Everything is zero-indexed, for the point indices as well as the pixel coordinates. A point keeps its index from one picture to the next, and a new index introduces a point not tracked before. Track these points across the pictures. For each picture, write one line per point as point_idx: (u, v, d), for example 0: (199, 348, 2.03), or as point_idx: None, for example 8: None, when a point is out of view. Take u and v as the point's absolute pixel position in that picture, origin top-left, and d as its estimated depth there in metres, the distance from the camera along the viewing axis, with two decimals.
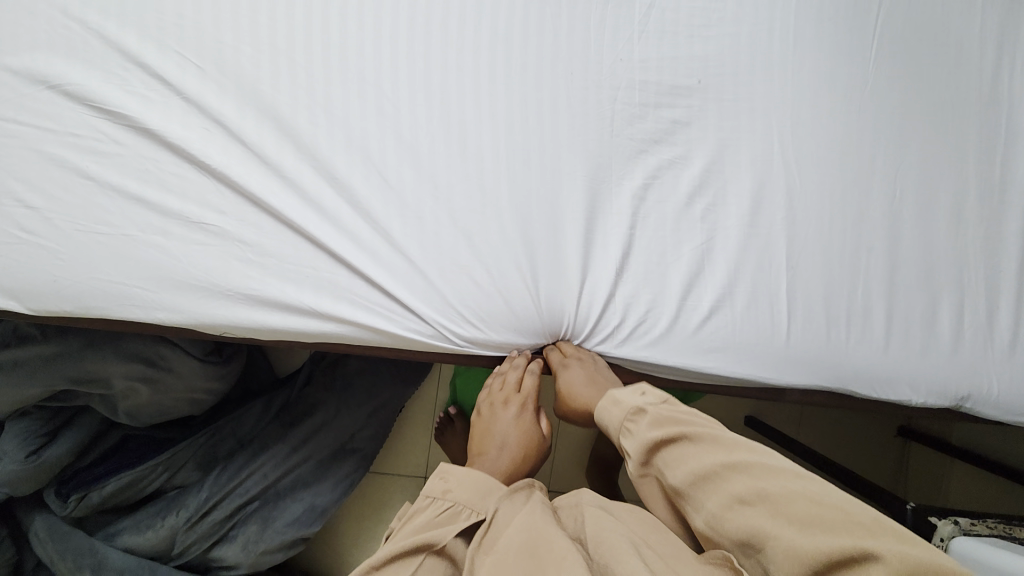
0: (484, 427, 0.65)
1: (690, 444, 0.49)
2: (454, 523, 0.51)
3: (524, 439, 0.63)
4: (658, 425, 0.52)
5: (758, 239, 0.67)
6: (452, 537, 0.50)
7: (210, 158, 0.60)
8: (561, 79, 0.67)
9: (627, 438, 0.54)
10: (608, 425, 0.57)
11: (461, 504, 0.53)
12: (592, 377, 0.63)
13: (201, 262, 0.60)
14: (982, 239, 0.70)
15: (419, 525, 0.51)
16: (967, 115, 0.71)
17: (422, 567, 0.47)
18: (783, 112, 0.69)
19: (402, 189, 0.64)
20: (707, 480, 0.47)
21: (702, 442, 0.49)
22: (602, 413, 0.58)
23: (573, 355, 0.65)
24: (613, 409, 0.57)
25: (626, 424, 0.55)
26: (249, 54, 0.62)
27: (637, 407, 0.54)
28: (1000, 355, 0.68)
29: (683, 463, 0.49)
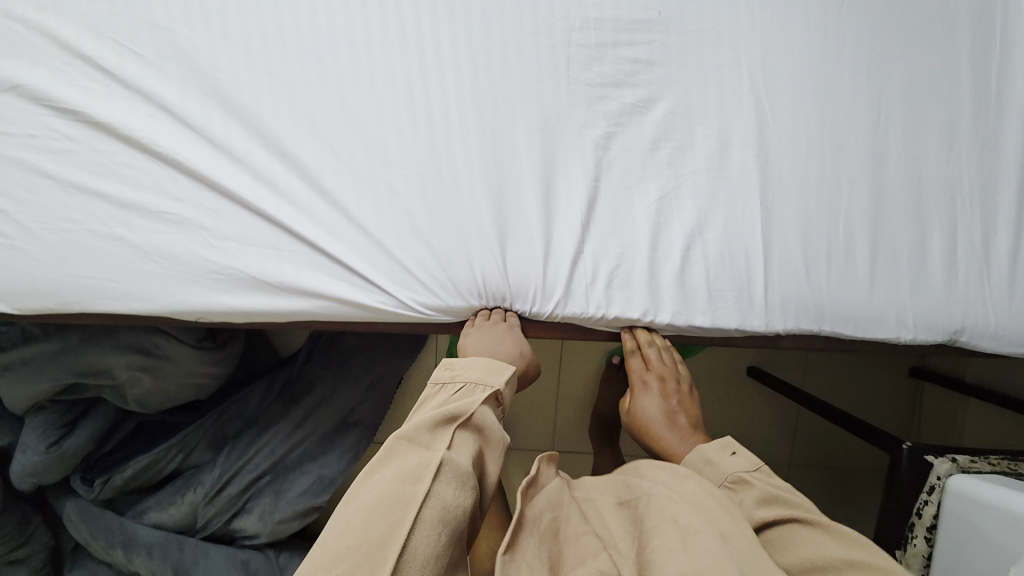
0: (474, 337, 0.62)
1: (800, 527, 0.47)
2: (471, 396, 0.52)
3: (517, 344, 0.63)
4: (766, 504, 0.49)
5: (728, 182, 0.65)
6: (479, 405, 0.51)
7: (160, 146, 0.60)
8: (510, 27, 0.64)
9: None
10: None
11: (472, 380, 0.54)
12: (670, 412, 0.62)
13: (166, 251, 0.62)
14: (975, 161, 0.65)
15: (438, 402, 0.52)
16: (957, 27, 0.65)
17: (454, 438, 0.48)
18: (751, 42, 0.65)
19: (355, 160, 0.63)
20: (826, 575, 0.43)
21: (813, 528, 0.46)
22: (690, 470, 0.55)
23: (655, 374, 0.64)
24: (707, 471, 0.54)
25: (721, 491, 0.52)
26: (184, 31, 0.61)
27: (735, 474, 0.51)
28: (998, 284, 0.65)
29: (794, 549, 0.46)
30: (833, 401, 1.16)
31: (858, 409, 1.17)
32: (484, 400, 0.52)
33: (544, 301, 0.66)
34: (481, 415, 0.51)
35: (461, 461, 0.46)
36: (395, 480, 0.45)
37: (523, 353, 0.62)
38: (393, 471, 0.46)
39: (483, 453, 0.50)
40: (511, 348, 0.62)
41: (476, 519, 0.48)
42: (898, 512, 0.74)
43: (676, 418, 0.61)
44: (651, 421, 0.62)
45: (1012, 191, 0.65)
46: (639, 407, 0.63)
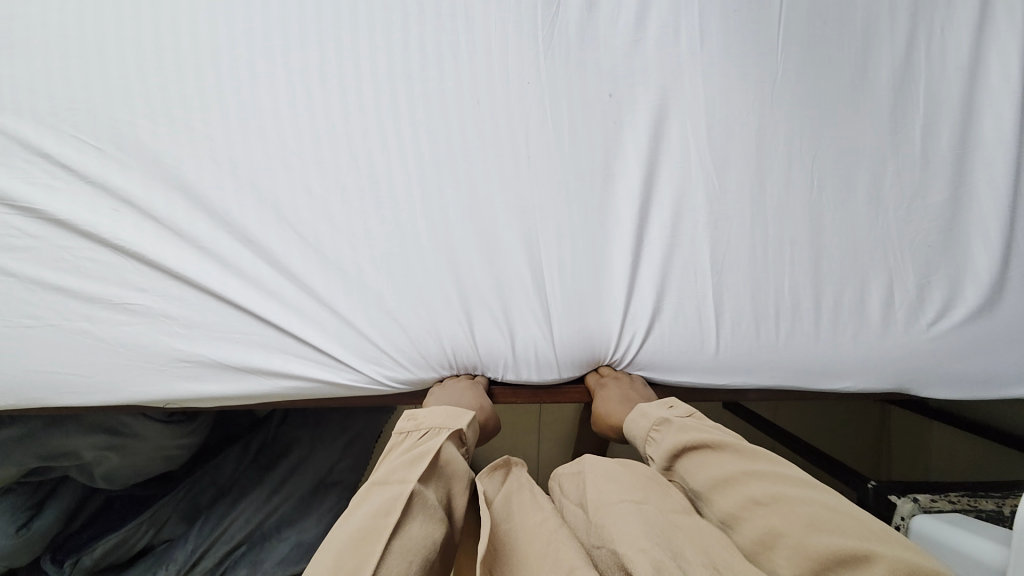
0: (438, 394, 0.66)
1: (711, 451, 0.52)
2: (433, 437, 0.57)
3: (479, 399, 0.66)
4: (683, 432, 0.55)
5: (681, 248, 0.68)
6: (444, 443, 0.56)
7: (122, 239, 0.61)
8: (468, 109, 0.66)
9: (652, 445, 0.57)
10: (635, 437, 0.60)
11: (435, 425, 0.59)
12: (625, 399, 0.65)
13: (132, 342, 0.62)
14: (906, 217, 0.68)
15: (405, 447, 0.56)
16: (880, 91, 0.68)
17: (425, 472, 0.52)
18: (697, 115, 0.68)
19: (321, 242, 0.64)
20: (729, 484, 0.49)
21: (719, 450, 0.52)
22: (630, 426, 0.61)
23: (610, 374, 0.70)
24: (638, 419, 0.60)
25: (650, 434, 0.58)
26: (146, 126, 0.62)
27: (660, 416, 0.58)
28: (936, 331, 0.68)
29: (705, 468, 0.51)
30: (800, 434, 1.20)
31: (821, 441, 1.21)
32: (448, 437, 0.57)
33: (516, 368, 0.69)
34: (448, 453, 0.56)
35: (428, 493, 0.50)
36: (369, 515, 0.47)
37: (483, 407, 0.65)
38: (368, 506, 0.48)
39: (450, 488, 0.54)
40: (471, 403, 0.64)
41: (446, 553, 0.50)
42: None
43: (631, 402, 0.65)
44: (610, 408, 0.65)
45: (943, 242, 0.69)
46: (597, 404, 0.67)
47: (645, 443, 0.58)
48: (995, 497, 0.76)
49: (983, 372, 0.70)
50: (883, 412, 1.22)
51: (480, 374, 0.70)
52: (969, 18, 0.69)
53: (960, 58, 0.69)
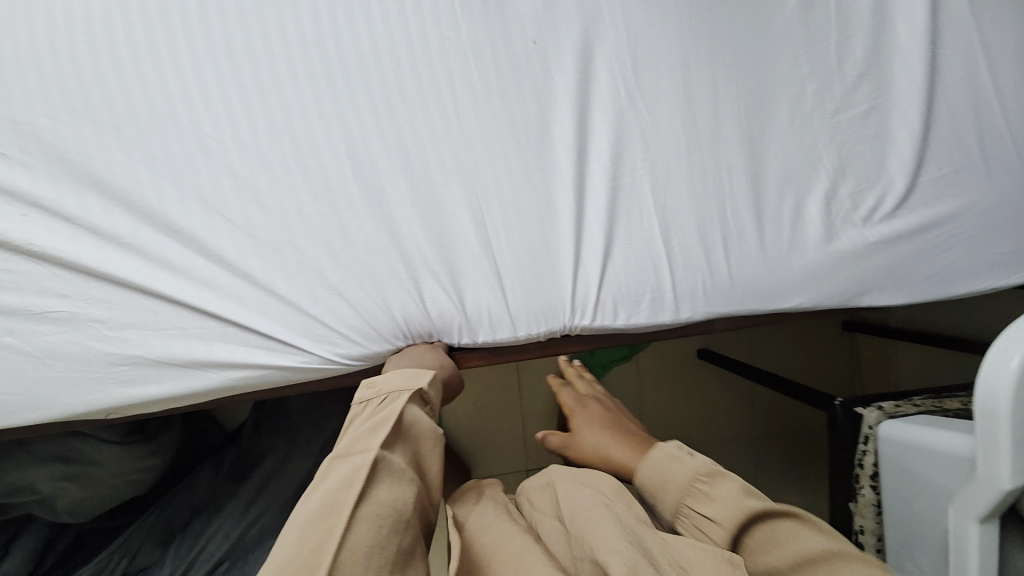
0: (396, 361, 0.63)
1: (788, 523, 0.43)
2: (393, 401, 0.54)
3: (439, 359, 0.64)
4: (747, 493, 0.45)
5: (625, 189, 0.67)
6: (406, 406, 0.53)
7: (35, 245, 0.57)
8: (388, 69, 0.63)
9: (700, 504, 0.46)
10: (665, 489, 0.50)
11: (395, 388, 0.56)
12: (613, 420, 0.66)
13: (62, 352, 0.59)
14: (831, 132, 0.70)
15: (365, 416, 0.53)
16: (792, 10, 0.69)
17: (387, 438, 0.49)
18: (623, 52, 0.67)
19: (252, 225, 0.61)
20: (818, 566, 0.39)
21: (788, 516, 0.43)
22: (663, 476, 0.51)
23: (586, 396, 0.73)
24: (677, 470, 0.50)
25: (694, 487, 0.48)
26: (47, 123, 0.58)
27: (710, 468, 0.48)
28: (879, 238, 0.69)
29: (786, 547, 0.41)
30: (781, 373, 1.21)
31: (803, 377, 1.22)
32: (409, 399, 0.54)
33: (472, 331, 0.68)
34: (411, 417, 0.54)
35: (393, 459, 0.48)
36: (330, 488, 0.45)
37: (443, 367, 0.63)
38: (331, 480, 0.46)
39: (417, 451, 0.52)
40: (429, 362, 0.63)
41: (423, 515, 0.49)
42: (843, 464, 0.79)
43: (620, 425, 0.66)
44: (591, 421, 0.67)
45: (874, 152, 0.70)
46: (582, 429, 0.66)
47: (687, 501, 0.48)
48: (958, 398, 0.78)
49: (932, 272, 0.71)
50: (852, 342, 1.24)
51: (439, 338, 0.68)
52: None
53: None
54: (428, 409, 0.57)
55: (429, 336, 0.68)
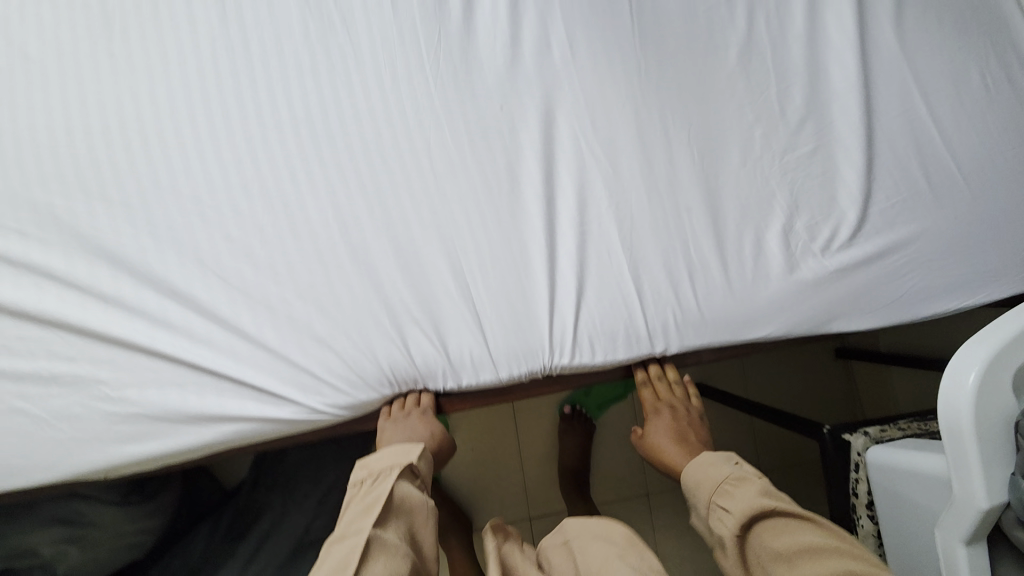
0: (390, 433, 0.67)
1: (796, 522, 0.50)
2: (385, 478, 0.57)
3: (430, 428, 0.68)
4: (767, 495, 0.53)
5: (593, 232, 0.72)
6: (398, 482, 0.56)
7: (47, 312, 0.62)
8: (369, 139, 0.70)
9: (726, 499, 0.55)
10: (700, 486, 0.59)
11: (387, 466, 0.59)
12: (676, 427, 0.72)
13: (67, 412, 0.62)
14: (781, 171, 0.75)
15: (360, 496, 0.56)
16: (733, 67, 0.77)
17: (380, 516, 0.52)
18: (582, 111, 0.74)
19: (246, 284, 0.66)
20: (816, 556, 0.46)
21: (803, 522, 0.50)
22: (699, 475, 0.60)
23: (666, 405, 0.73)
24: (712, 472, 0.59)
25: (723, 487, 0.57)
26: (64, 203, 0.65)
27: (741, 473, 0.57)
28: (838, 267, 0.72)
29: (787, 537, 0.49)
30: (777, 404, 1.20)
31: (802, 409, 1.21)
32: (399, 476, 0.57)
33: (455, 375, 0.70)
34: (403, 491, 0.56)
35: (387, 536, 0.50)
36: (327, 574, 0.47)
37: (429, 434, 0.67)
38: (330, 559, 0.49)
39: (411, 525, 0.54)
40: (422, 433, 0.67)
41: None
42: (837, 494, 0.78)
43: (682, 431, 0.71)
44: (661, 444, 0.72)
45: (823, 187, 0.75)
46: (653, 433, 0.73)
47: (716, 496, 0.57)
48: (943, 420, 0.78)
49: (897, 296, 0.73)
50: (845, 364, 1.24)
51: (424, 399, 0.71)
52: None
53: (797, 29, 0.78)
54: (419, 482, 0.60)
55: (414, 382, 0.71)
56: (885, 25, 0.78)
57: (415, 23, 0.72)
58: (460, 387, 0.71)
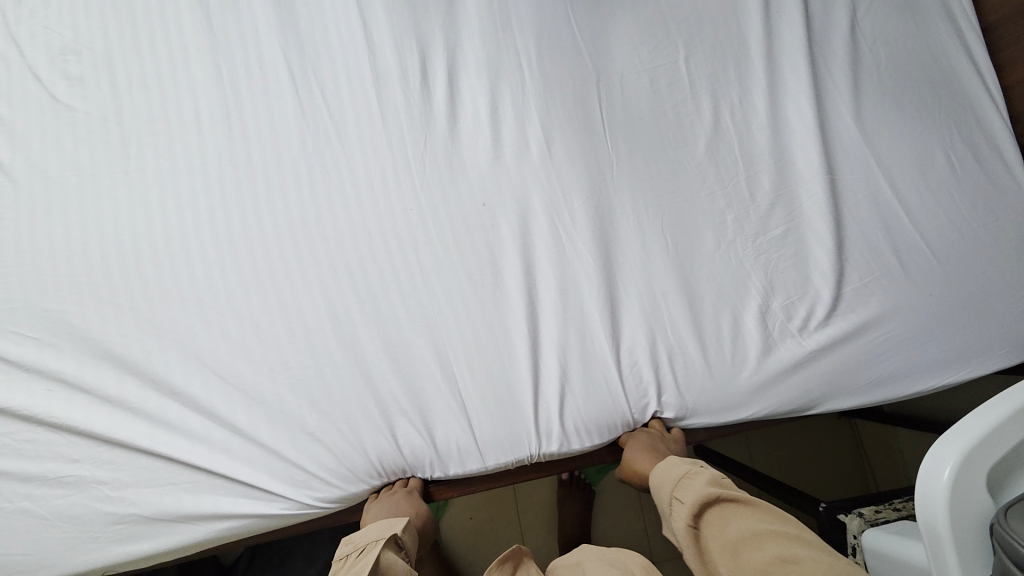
0: (375, 510, 0.69)
1: (740, 509, 0.56)
2: (370, 549, 0.59)
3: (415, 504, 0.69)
4: (716, 485, 0.60)
5: (574, 318, 0.75)
6: (382, 548, 0.58)
7: (56, 416, 0.66)
8: (361, 238, 0.75)
9: (682, 492, 0.62)
10: (661, 484, 0.65)
11: (371, 539, 0.60)
12: (651, 449, 0.71)
13: (68, 513, 0.65)
14: (754, 253, 0.78)
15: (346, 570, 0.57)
16: (701, 157, 0.82)
17: None
18: (559, 204, 0.78)
19: (242, 381, 0.70)
20: (754, 540, 0.52)
21: (746, 508, 0.56)
22: (660, 471, 0.66)
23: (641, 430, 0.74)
24: (672, 469, 0.65)
25: (682, 482, 0.63)
26: (76, 309, 0.69)
27: (696, 468, 0.63)
28: (816, 347, 0.74)
29: (732, 524, 0.55)
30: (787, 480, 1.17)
31: (814, 486, 1.17)
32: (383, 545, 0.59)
33: (443, 464, 0.72)
34: (387, 558, 0.58)
35: None
36: None
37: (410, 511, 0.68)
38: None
39: None
40: (405, 508, 0.68)
41: None
42: None
43: (659, 452, 0.70)
44: (636, 463, 0.71)
45: (797, 269, 0.77)
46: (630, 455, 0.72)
47: (675, 492, 0.62)
48: None
49: (875, 373, 0.75)
50: (852, 429, 1.22)
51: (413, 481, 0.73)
52: (760, 88, 0.84)
53: (762, 120, 0.83)
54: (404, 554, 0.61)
55: (403, 471, 0.73)
56: (846, 113, 0.82)
57: (403, 133, 0.79)
58: (448, 474, 0.73)
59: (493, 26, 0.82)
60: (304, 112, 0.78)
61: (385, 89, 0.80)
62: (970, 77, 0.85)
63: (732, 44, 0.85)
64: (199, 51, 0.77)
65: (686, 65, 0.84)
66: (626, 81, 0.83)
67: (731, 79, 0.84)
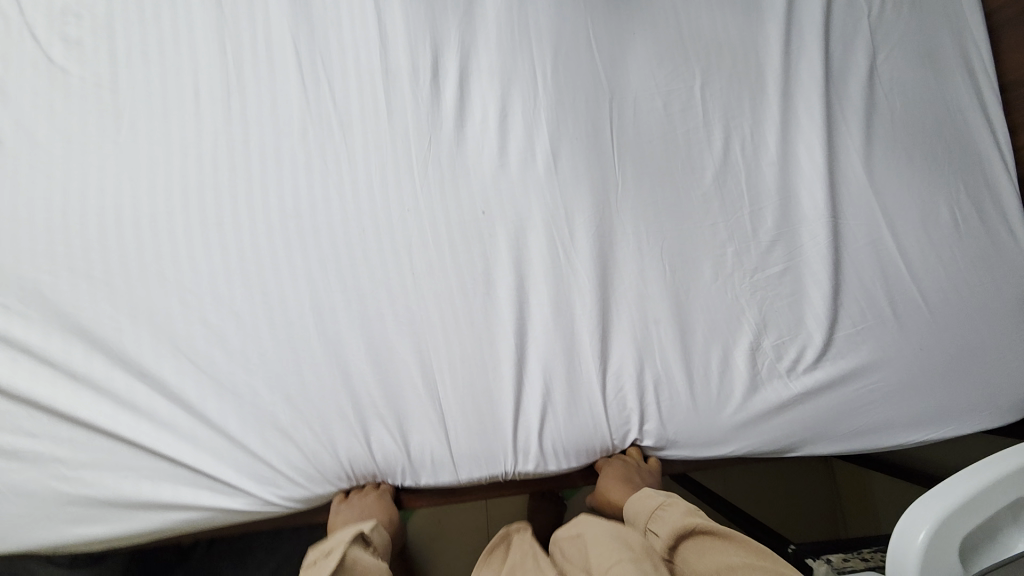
0: (344, 515, 0.68)
1: (713, 537, 0.55)
2: (336, 549, 0.58)
3: (386, 508, 0.69)
4: (691, 516, 0.59)
5: (562, 337, 0.74)
6: (349, 547, 0.58)
7: (17, 388, 0.63)
8: (354, 234, 0.74)
9: (658, 523, 0.61)
10: (638, 515, 0.64)
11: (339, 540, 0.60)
12: (626, 480, 0.71)
13: (20, 490, 0.62)
14: (751, 289, 0.77)
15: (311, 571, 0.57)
16: (707, 186, 0.81)
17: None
18: (559, 220, 0.77)
19: (217, 369, 0.68)
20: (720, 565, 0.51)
21: (718, 536, 0.55)
22: (637, 502, 0.65)
23: (617, 457, 0.74)
24: (648, 501, 0.64)
25: (658, 512, 0.62)
26: (50, 278, 0.67)
27: (672, 500, 0.63)
28: (802, 390, 0.73)
29: (703, 553, 0.53)
30: (759, 515, 1.16)
31: (785, 523, 1.17)
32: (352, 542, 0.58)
33: (415, 472, 0.71)
34: (353, 555, 0.58)
35: None
36: None
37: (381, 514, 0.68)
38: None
39: None
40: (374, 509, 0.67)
41: None
42: None
43: (633, 483, 0.70)
44: (611, 490, 0.71)
45: (791, 309, 0.77)
46: (604, 482, 0.72)
47: (651, 523, 0.62)
48: None
49: (857, 423, 0.74)
50: (827, 465, 1.23)
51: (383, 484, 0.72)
52: (773, 124, 0.83)
53: (771, 156, 0.82)
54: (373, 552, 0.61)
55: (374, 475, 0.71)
56: (855, 157, 0.81)
57: (408, 131, 0.77)
58: (419, 484, 0.72)
59: (510, 31, 0.81)
60: (309, 99, 0.76)
61: (394, 84, 0.78)
62: (980, 134, 0.85)
63: (749, 76, 0.84)
64: (206, 25, 0.75)
65: (700, 91, 0.83)
66: (639, 102, 0.82)
67: (744, 110, 0.83)
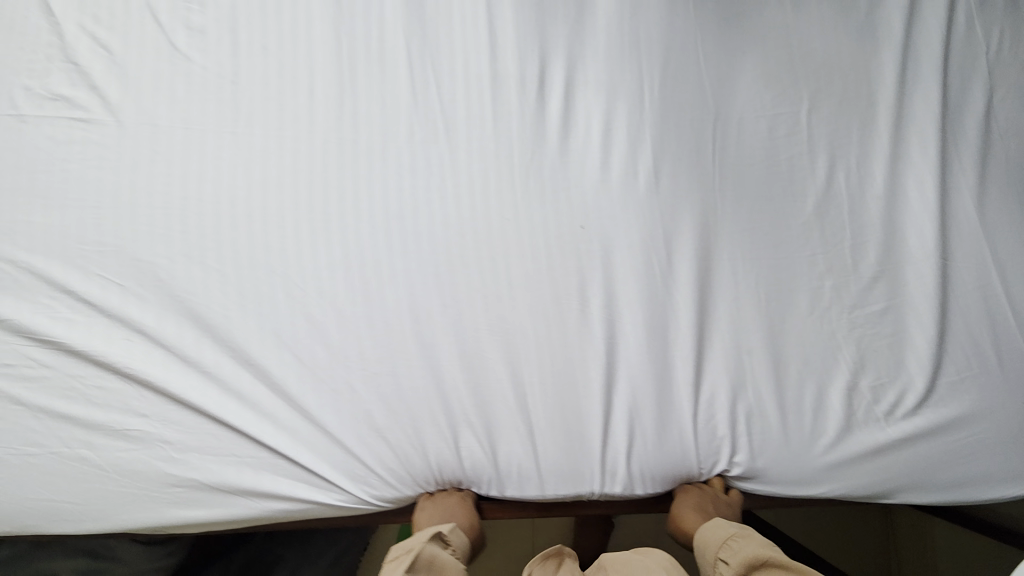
0: (426, 514, 0.69)
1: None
2: (413, 546, 0.61)
3: (468, 514, 0.70)
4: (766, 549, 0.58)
5: (654, 359, 0.73)
6: (425, 543, 0.61)
7: (131, 367, 0.65)
8: (453, 240, 0.74)
9: (729, 553, 0.60)
10: (709, 544, 0.64)
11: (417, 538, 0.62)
12: (702, 510, 0.70)
13: (130, 468, 0.64)
14: (849, 326, 0.75)
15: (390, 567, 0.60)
16: (808, 216, 0.79)
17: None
18: (657, 239, 0.76)
19: (316, 364, 0.69)
20: None
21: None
22: (707, 531, 0.65)
23: (693, 484, 0.74)
24: (720, 530, 0.64)
25: (729, 542, 0.62)
26: (166, 262, 0.68)
27: (746, 532, 0.62)
28: (900, 436, 0.72)
29: None
30: (807, 545, 1.16)
31: (838, 557, 1.15)
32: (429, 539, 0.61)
33: (499, 482, 0.71)
34: (429, 553, 0.60)
35: None
36: None
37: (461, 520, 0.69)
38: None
39: None
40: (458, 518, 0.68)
41: None
42: None
43: (708, 513, 0.69)
44: (684, 517, 0.70)
45: (892, 350, 0.75)
46: (679, 507, 0.72)
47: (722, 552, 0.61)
48: None
49: (952, 473, 0.73)
50: (887, 511, 1.18)
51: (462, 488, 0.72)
52: (882, 156, 0.80)
53: (877, 189, 0.80)
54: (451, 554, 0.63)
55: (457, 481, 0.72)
56: (966, 198, 0.79)
57: (511, 139, 0.77)
58: (502, 494, 0.72)
59: (619, 44, 0.79)
60: (417, 101, 0.76)
61: (500, 91, 0.78)
62: None
63: (860, 105, 0.82)
64: (322, 22, 0.75)
65: (807, 117, 0.81)
66: (744, 124, 0.80)
67: (851, 139, 0.81)
